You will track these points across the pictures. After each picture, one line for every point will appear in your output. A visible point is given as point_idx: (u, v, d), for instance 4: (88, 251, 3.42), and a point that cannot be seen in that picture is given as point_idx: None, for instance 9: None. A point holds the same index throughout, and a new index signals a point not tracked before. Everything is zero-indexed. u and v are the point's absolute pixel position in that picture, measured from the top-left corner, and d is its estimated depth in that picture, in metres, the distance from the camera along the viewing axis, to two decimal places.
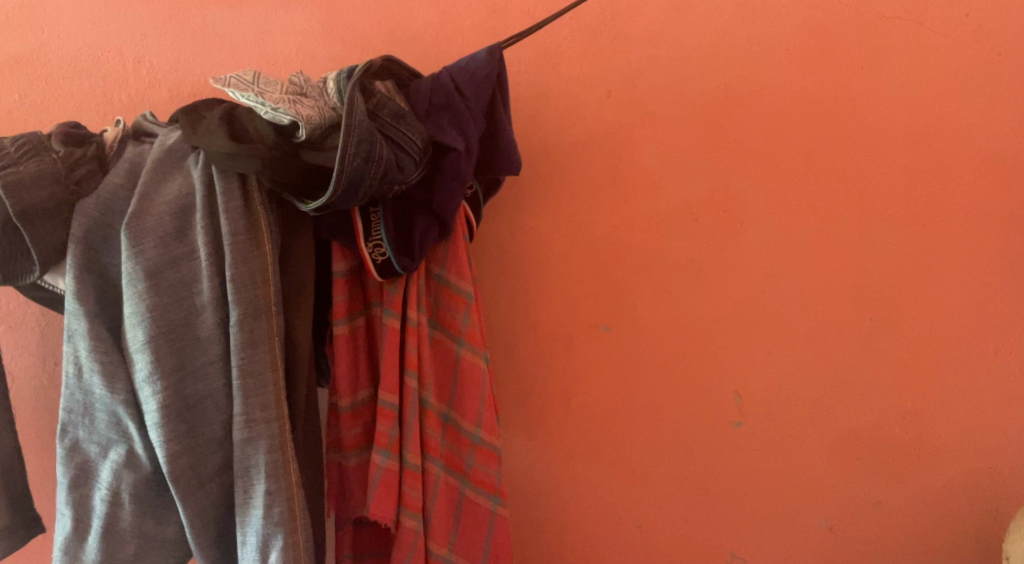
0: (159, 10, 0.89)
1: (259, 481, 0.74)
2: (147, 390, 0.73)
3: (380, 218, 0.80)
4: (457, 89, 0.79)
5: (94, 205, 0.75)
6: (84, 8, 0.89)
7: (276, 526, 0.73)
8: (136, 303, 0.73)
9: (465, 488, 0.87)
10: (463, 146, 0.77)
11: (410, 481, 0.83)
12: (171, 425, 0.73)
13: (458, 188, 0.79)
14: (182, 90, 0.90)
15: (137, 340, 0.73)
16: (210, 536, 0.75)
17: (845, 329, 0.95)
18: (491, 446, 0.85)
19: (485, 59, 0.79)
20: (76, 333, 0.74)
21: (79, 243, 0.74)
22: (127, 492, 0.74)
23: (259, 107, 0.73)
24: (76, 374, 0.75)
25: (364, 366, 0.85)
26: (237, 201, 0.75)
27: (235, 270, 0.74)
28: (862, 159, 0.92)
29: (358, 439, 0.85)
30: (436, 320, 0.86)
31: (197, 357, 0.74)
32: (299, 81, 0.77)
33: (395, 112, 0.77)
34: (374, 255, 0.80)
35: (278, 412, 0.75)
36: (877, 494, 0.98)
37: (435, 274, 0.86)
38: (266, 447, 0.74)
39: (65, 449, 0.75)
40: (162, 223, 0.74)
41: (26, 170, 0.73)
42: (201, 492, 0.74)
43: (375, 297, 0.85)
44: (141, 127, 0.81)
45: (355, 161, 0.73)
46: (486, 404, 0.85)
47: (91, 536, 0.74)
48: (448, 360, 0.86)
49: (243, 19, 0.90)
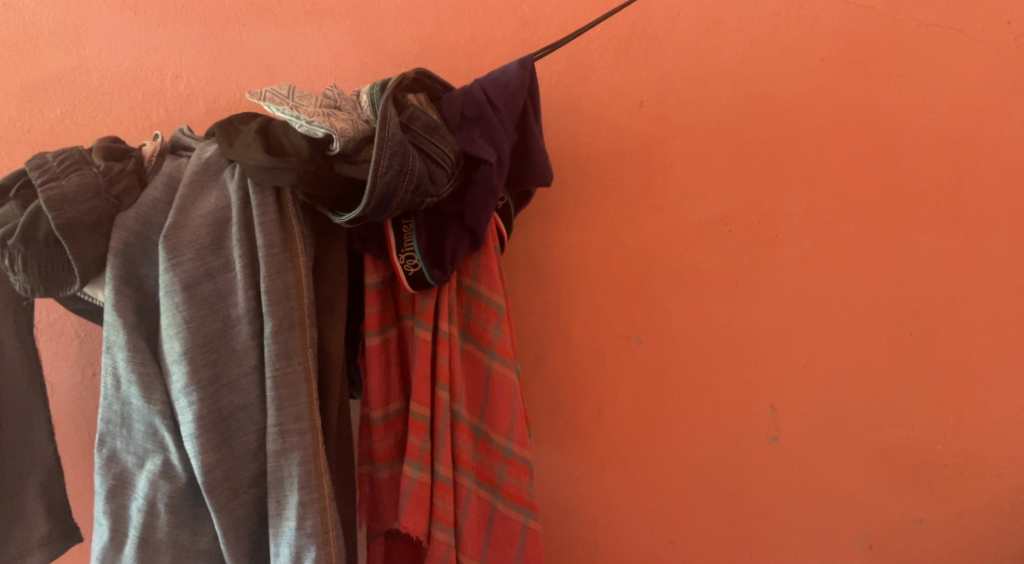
0: (196, 27, 0.91)
1: (293, 492, 0.74)
2: (184, 401, 0.73)
3: (412, 230, 0.80)
4: (489, 102, 0.79)
5: (133, 219, 0.76)
6: (124, 26, 0.91)
7: (310, 537, 0.73)
8: (173, 315, 0.73)
9: (496, 501, 0.86)
10: (495, 158, 0.77)
11: (442, 494, 0.82)
12: (207, 435, 0.73)
13: (490, 200, 0.79)
14: (218, 105, 0.92)
15: (174, 352, 0.74)
16: (243, 547, 0.75)
17: (885, 342, 0.93)
18: (522, 459, 0.85)
19: (517, 71, 0.79)
20: (114, 345, 0.75)
21: (118, 256, 0.75)
22: (164, 502, 0.74)
23: (294, 120, 0.73)
24: (114, 385, 0.76)
25: (395, 378, 0.85)
26: (272, 213, 0.76)
27: (270, 283, 0.74)
28: (902, 169, 0.90)
29: (390, 451, 0.85)
30: (467, 332, 0.86)
31: (233, 368, 0.75)
32: (333, 95, 0.78)
33: (428, 124, 0.77)
34: (407, 267, 0.80)
35: (311, 423, 0.75)
36: (918, 512, 0.95)
37: (466, 286, 0.85)
38: (299, 458, 0.74)
39: (103, 459, 0.76)
40: (199, 236, 0.75)
41: (68, 184, 0.74)
42: (235, 502, 0.75)
43: (407, 310, 0.85)
44: (179, 141, 0.83)
45: (389, 173, 0.73)
46: (518, 417, 0.85)
47: (127, 546, 0.75)
48: (479, 372, 0.86)
49: (278, 34, 0.91)
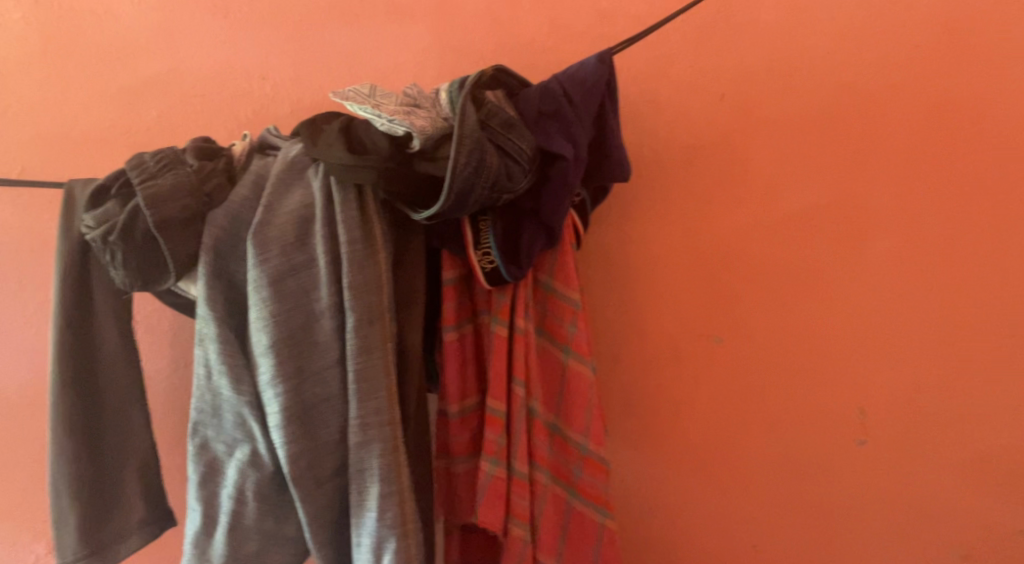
0: (282, 28, 0.94)
1: (373, 484, 0.75)
2: (270, 392, 0.76)
3: (489, 226, 0.80)
4: (567, 97, 0.78)
5: (223, 216, 0.79)
6: (215, 30, 0.94)
7: (390, 529, 0.75)
8: (260, 308, 0.76)
9: (573, 500, 0.86)
10: (572, 153, 0.77)
11: (518, 489, 0.82)
12: (292, 426, 0.75)
13: (566, 195, 0.78)
14: (302, 104, 0.94)
15: (261, 344, 0.76)
16: (326, 535, 0.78)
17: (984, 344, 0.88)
18: (598, 457, 0.84)
19: (595, 65, 0.79)
20: (206, 338, 0.78)
21: (209, 251, 0.78)
22: (251, 490, 0.77)
23: (375, 118, 0.75)
24: (206, 376, 0.79)
25: (471, 373, 0.86)
26: (354, 210, 0.77)
27: (351, 278, 0.76)
28: (1004, 161, 0.85)
29: (467, 446, 0.86)
30: (543, 328, 0.86)
31: (316, 361, 0.77)
32: (413, 93, 0.79)
33: (506, 121, 0.77)
34: (483, 263, 0.81)
35: (390, 416, 0.77)
36: (1019, 524, 0.90)
37: (542, 283, 0.85)
38: (379, 450, 0.75)
39: (195, 447, 0.79)
40: (284, 232, 0.77)
41: (164, 183, 0.78)
42: (318, 492, 0.77)
43: (483, 306, 0.85)
44: (266, 141, 0.85)
45: (466, 170, 0.74)
46: (594, 414, 0.84)
47: (218, 531, 0.77)
48: (555, 369, 0.86)
49: (360, 34, 0.93)
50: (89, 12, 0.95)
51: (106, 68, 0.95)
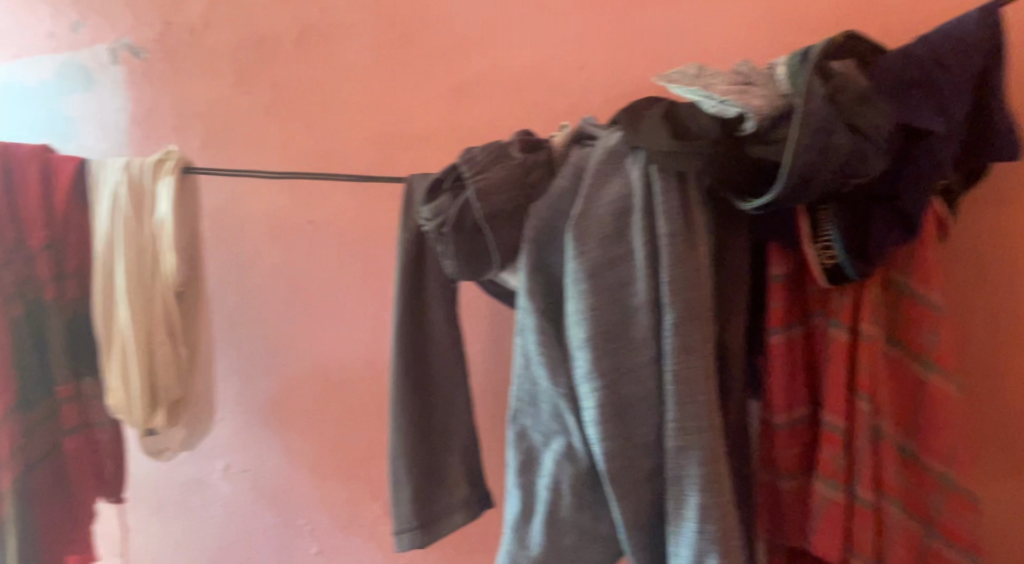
0: (601, 19, 0.94)
1: (692, 494, 0.71)
2: (586, 387, 0.74)
3: (831, 216, 0.70)
4: (937, 62, 0.66)
5: (545, 208, 0.79)
6: (537, 24, 0.97)
7: (710, 544, 0.70)
8: (578, 302, 0.74)
9: (929, 538, 0.73)
10: (943, 128, 0.65)
11: (861, 520, 0.72)
12: (608, 424, 0.73)
13: (932, 179, 0.66)
14: (619, 94, 0.94)
15: (577, 338, 0.74)
16: (641, 540, 0.75)
17: None
18: (964, 492, 0.71)
19: (976, 21, 0.65)
20: (525, 328, 0.79)
21: (531, 243, 0.79)
22: (567, 483, 0.77)
23: (704, 101, 0.69)
24: (524, 366, 0.80)
25: (801, 382, 0.77)
26: (675, 201, 0.72)
27: (672, 274, 0.71)
28: None
29: (795, 462, 0.77)
30: (892, 335, 0.74)
31: (633, 358, 0.74)
32: (744, 70, 0.72)
33: (858, 95, 0.66)
34: (822, 257, 0.71)
35: (711, 424, 0.71)
36: None
37: (894, 283, 0.73)
38: (699, 459, 0.71)
39: (514, 434, 0.80)
40: (603, 224, 0.75)
41: (494, 176, 0.80)
42: (633, 494, 0.74)
43: (816, 307, 0.76)
44: (584, 131, 0.83)
45: (810, 152, 0.64)
46: (962, 441, 0.70)
47: (536, 520, 0.78)
48: (908, 384, 0.73)
49: (681, 21, 0.91)
50: (427, 16, 1.02)
51: (439, 66, 1.02)
